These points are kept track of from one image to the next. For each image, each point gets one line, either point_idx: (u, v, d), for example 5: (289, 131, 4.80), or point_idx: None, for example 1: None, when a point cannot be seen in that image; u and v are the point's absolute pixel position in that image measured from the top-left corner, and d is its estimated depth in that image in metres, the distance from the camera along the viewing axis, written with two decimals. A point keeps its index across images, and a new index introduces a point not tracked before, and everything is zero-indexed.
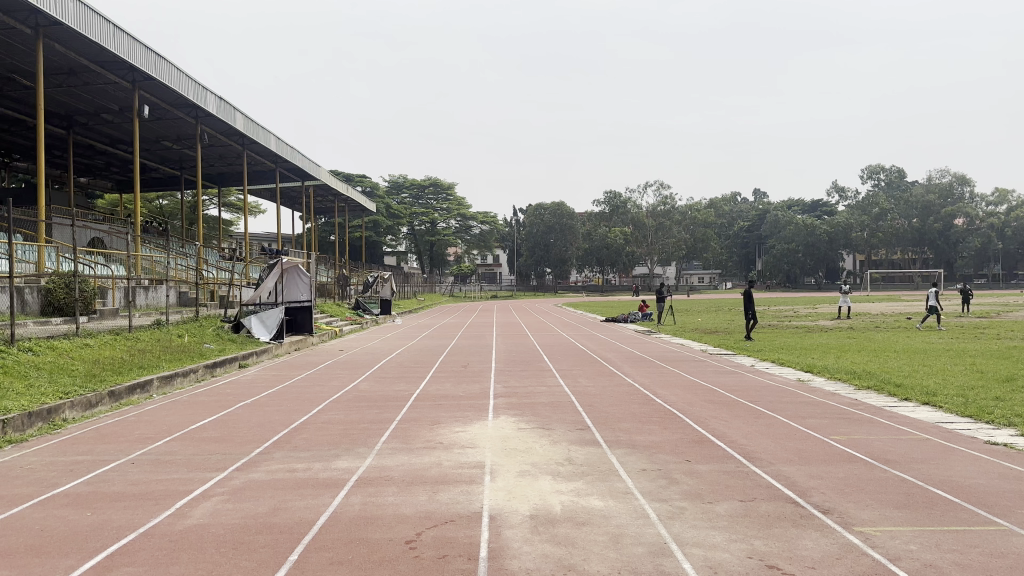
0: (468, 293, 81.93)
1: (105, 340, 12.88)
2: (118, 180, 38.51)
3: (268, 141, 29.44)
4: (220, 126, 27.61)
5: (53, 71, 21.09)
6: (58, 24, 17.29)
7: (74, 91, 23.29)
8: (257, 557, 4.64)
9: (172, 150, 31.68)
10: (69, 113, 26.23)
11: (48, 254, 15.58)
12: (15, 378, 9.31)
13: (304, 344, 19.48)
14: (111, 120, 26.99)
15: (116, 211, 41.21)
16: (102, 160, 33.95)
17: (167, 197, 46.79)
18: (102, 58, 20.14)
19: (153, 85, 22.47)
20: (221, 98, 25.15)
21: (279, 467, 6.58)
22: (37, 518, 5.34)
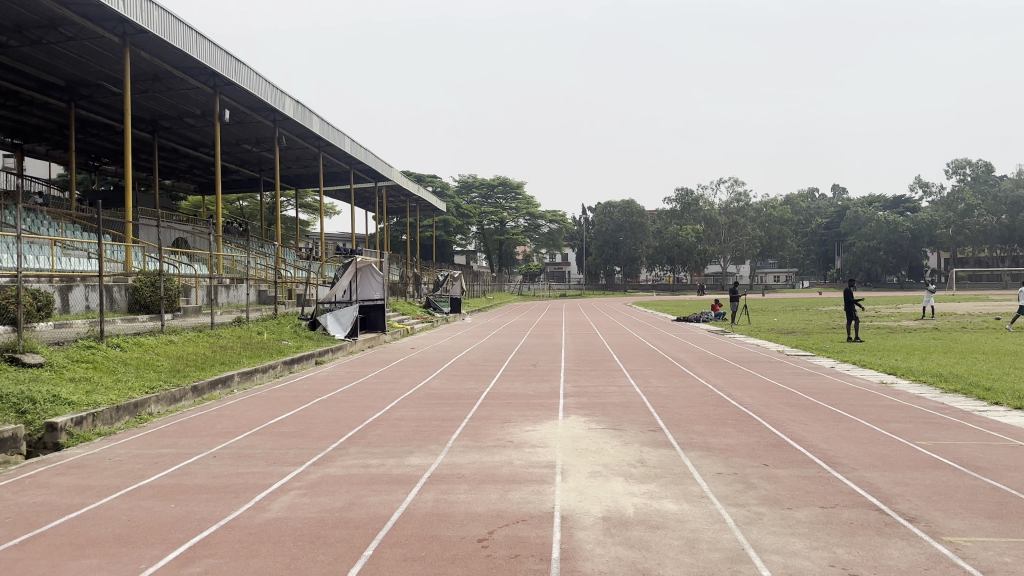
0: (537, 291, 81.84)
1: (188, 336, 13.36)
2: (201, 181, 40.01)
3: (342, 143, 30.07)
4: (296, 129, 28.35)
5: (140, 77, 22.02)
6: (144, 32, 18.06)
7: (160, 97, 24.25)
8: (332, 551, 4.71)
9: (251, 153, 32.68)
10: (154, 118, 27.33)
11: (136, 253, 16.24)
12: (104, 373, 9.75)
13: (378, 342, 19.82)
14: (194, 125, 28.06)
15: (200, 212, 42.78)
16: (185, 163, 35.31)
17: (248, 199, 48.32)
18: (185, 64, 20.93)
19: (234, 90, 23.24)
20: (298, 102, 25.80)
21: (353, 462, 6.69)
22: (124, 508, 5.56)
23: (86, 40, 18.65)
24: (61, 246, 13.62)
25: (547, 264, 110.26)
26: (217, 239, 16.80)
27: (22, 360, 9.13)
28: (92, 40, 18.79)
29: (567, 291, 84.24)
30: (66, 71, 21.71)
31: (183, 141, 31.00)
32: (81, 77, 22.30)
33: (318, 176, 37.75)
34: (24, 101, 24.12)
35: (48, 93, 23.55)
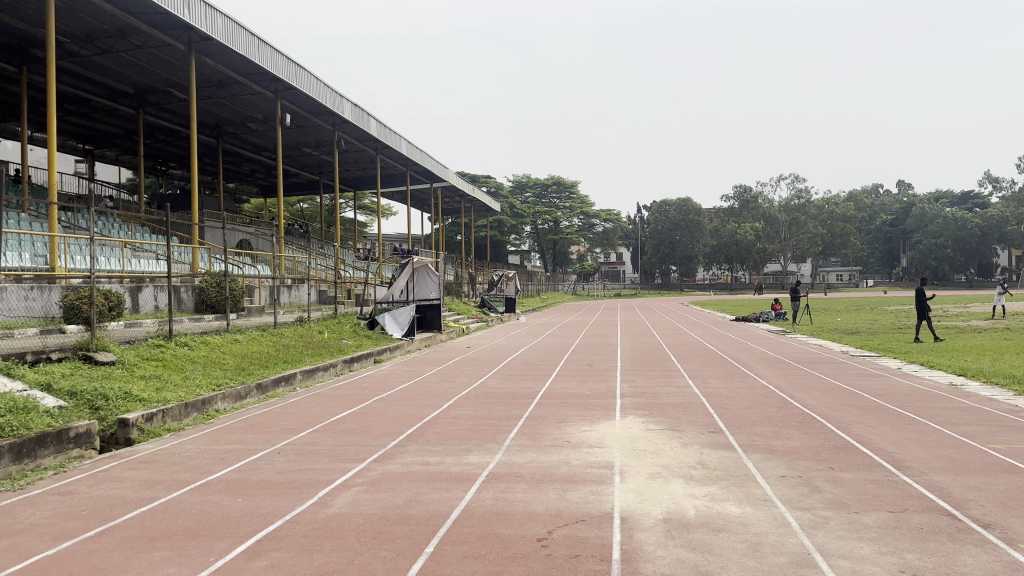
0: (592, 290, 81.44)
1: (252, 335, 13.67)
2: (263, 184, 41.04)
3: (399, 145, 30.44)
4: (355, 132, 28.82)
5: (205, 83, 22.70)
6: (208, 39, 18.60)
7: (223, 102, 24.94)
8: (395, 548, 4.77)
9: (311, 156, 33.35)
10: (219, 123, 28.12)
11: (201, 255, 16.72)
12: (173, 371, 10.06)
13: (434, 341, 20.02)
14: (256, 129, 28.77)
15: (261, 214, 43.83)
16: (248, 167, 36.25)
17: (307, 201, 49.31)
18: (247, 70, 21.48)
19: (295, 95, 23.77)
20: (356, 105, 26.20)
21: (413, 460, 6.76)
22: (193, 502, 5.73)
23: (153, 48, 19.29)
24: (132, 248, 14.13)
25: (602, 264, 109.76)
26: (279, 241, 17.17)
27: (96, 357, 9.50)
28: (159, 48, 19.42)
29: (623, 291, 83.64)
30: (135, 79, 22.49)
31: (245, 146, 31.83)
32: (148, 84, 23.08)
33: (374, 177, 38.27)
34: (95, 109, 25.09)
35: (118, 100, 24.45)
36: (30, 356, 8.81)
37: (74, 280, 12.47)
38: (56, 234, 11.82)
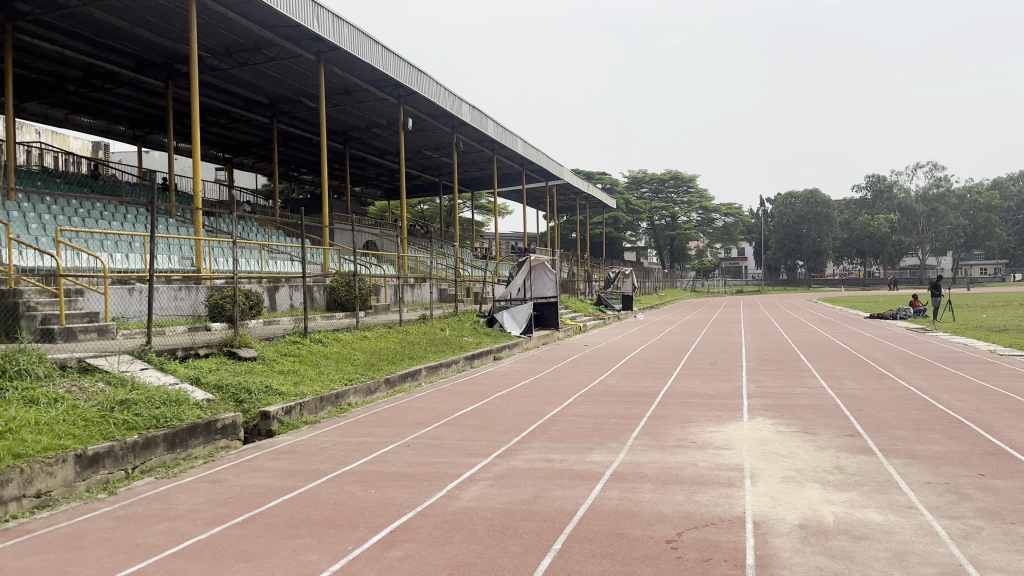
0: (711, 287, 79.35)
1: (380, 331, 14.15)
2: (386, 187, 42.54)
3: (515, 144, 30.72)
4: (473, 134, 29.34)
5: (333, 91, 23.72)
6: (336, 49, 19.44)
7: (349, 109, 26.00)
8: (523, 543, 4.82)
9: (431, 158, 34.23)
10: (346, 129, 29.35)
11: (332, 256, 17.51)
12: (308, 366, 10.58)
13: (552, 338, 20.12)
14: (380, 134, 29.82)
15: (383, 216, 45.37)
16: (372, 170, 37.66)
17: (427, 202, 50.62)
18: (372, 77, 22.29)
19: (416, 99, 24.47)
20: (474, 107, 26.68)
21: (536, 457, 6.81)
22: (330, 492, 6.01)
23: (286, 60, 20.34)
24: (269, 250, 15.01)
25: (721, 260, 106.89)
26: (403, 242, 17.72)
27: (239, 353, 10.11)
28: (291, 59, 20.46)
29: (744, 288, 81.04)
30: (269, 90, 23.79)
31: (370, 150, 33.05)
32: (281, 94, 24.37)
33: (491, 177, 38.83)
34: (233, 119, 26.73)
35: (254, 111, 25.94)
36: (181, 352, 9.48)
37: (220, 280, 13.33)
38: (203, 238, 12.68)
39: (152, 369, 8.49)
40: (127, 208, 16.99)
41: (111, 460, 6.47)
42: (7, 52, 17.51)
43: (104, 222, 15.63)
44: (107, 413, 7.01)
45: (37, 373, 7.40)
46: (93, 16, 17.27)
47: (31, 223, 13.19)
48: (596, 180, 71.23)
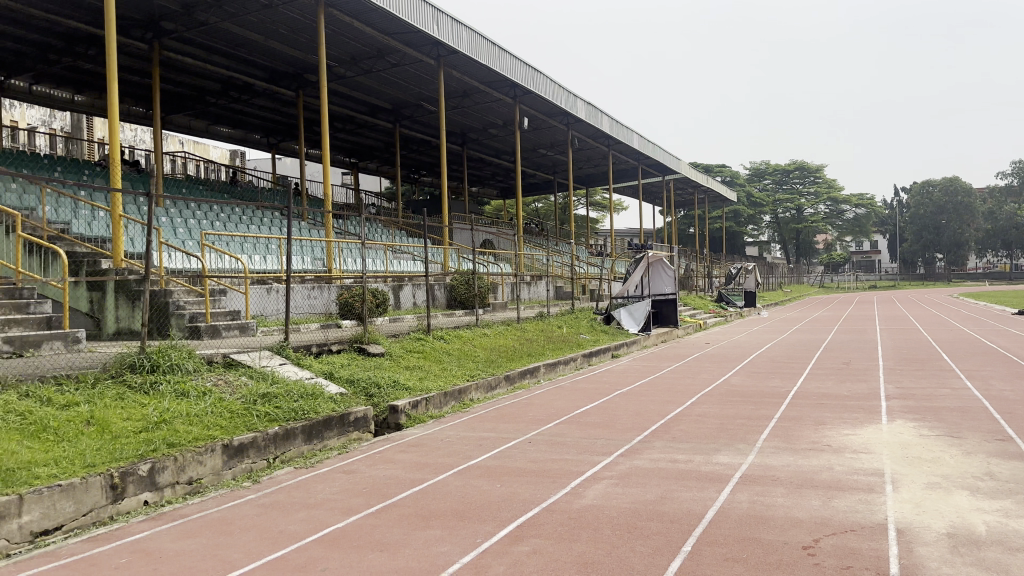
0: (839, 281, 75.66)
1: (499, 328, 14.33)
2: (501, 186, 43.14)
3: (630, 139, 30.40)
4: (589, 130, 29.27)
5: (452, 94, 24.26)
6: (455, 52, 19.86)
7: (467, 111, 26.52)
8: (651, 543, 4.74)
9: (547, 157, 34.41)
10: (464, 131, 29.95)
11: (453, 255, 17.91)
12: (432, 362, 10.86)
13: (672, 336, 19.78)
14: (496, 135, 30.24)
15: (498, 214, 45.97)
16: (488, 170, 38.28)
17: (542, 200, 50.92)
18: (489, 78, 22.62)
19: (532, 98, 24.65)
20: (590, 103, 26.61)
21: (661, 456, 6.69)
22: (457, 486, 6.13)
23: (407, 65, 20.95)
24: (393, 250, 15.55)
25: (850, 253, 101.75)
26: (521, 241, 17.91)
27: (368, 349, 10.48)
28: (412, 65, 21.05)
29: (875, 283, 76.76)
30: (391, 95, 24.58)
31: (486, 150, 33.57)
32: (403, 99, 25.13)
33: (606, 173, 38.61)
34: (358, 125, 27.83)
35: (378, 116, 26.90)
36: (315, 347, 9.92)
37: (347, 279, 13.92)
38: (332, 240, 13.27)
39: (289, 364, 8.98)
40: (264, 213, 18.04)
41: (254, 450, 6.96)
42: (156, 69, 18.90)
43: (244, 226, 16.64)
44: (251, 405, 7.53)
45: (187, 367, 8.05)
46: (232, 32, 18.37)
47: (179, 228, 14.16)
48: (715, 173, 70.07)
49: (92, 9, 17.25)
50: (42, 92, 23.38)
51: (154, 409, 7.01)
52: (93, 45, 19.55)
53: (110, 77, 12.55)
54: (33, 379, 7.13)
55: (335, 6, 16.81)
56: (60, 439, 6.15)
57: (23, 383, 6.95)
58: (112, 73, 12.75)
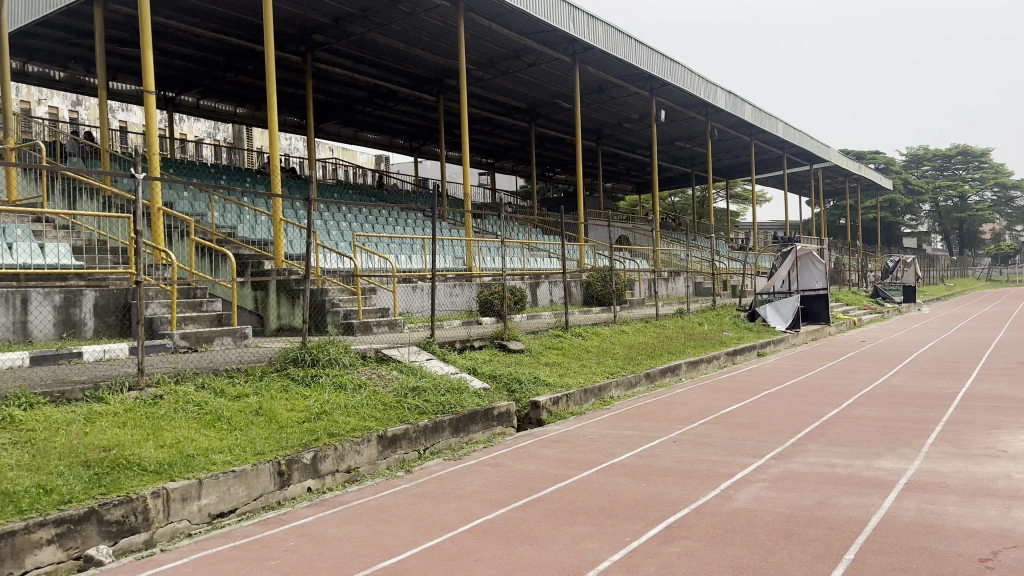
0: (1009, 275, 69.30)
1: (638, 326, 14.15)
2: (636, 181, 42.65)
3: (774, 127, 29.26)
4: (730, 120, 28.45)
5: (588, 90, 24.25)
6: (591, 48, 19.84)
7: (603, 106, 26.42)
8: (810, 550, 4.52)
9: (685, 149, 33.72)
10: (600, 127, 29.87)
11: (590, 252, 17.91)
12: (571, 358, 10.87)
13: (822, 334, 18.87)
14: (632, 129, 29.90)
15: (633, 210, 45.50)
16: (624, 165, 38.02)
17: (678, 194, 49.95)
18: (626, 72, 22.44)
19: (670, 90, 24.23)
20: (730, 92, 25.86)
21: (817, 460, 6.37)
22: (604, 483, 6.10)
23: (544, 64, 21.10)
24: (530, 248, 15.80)
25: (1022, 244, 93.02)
26: (661, 236, 17.66)
27: (508, 346, 10.65)
28: (548, 63, 21.18)
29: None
30: (528, 95, 24.84)
31: (620, 145, 33.33)
32: (539, 98, 25.33)
33: (748, 164, 37.28)
34: (495, 125, 28.35)
35: (514, 116, 27.29)
36: (459, 344, 10.20)
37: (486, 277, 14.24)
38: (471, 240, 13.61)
39: (436, 360, 9.32)
40: (408, 215, 18.80)
41: (406, 442, 7.33)
42: (308, 80, 20.05)
43: (390, 227, 17.40)
44: (402, 398, 7.95)
45: (343, 362, 8.58)
46: (377, 41, 19.18)
47: (332, 230, 14.99)
48: (868, 161, 66.26)
49: (252, 27, 18.54)
50: (209, 106, 25.42)
51: (314, 401, 7.58)
52: (253, 61, 21.01)
53: (272, 92, 13.49)
54: (210, 371, 7.96)
55: (475, 10, 17.23)
56: (233, 428, 6.79)
57: (201, 375, 7.82)
58: (272, 88, 13.68)
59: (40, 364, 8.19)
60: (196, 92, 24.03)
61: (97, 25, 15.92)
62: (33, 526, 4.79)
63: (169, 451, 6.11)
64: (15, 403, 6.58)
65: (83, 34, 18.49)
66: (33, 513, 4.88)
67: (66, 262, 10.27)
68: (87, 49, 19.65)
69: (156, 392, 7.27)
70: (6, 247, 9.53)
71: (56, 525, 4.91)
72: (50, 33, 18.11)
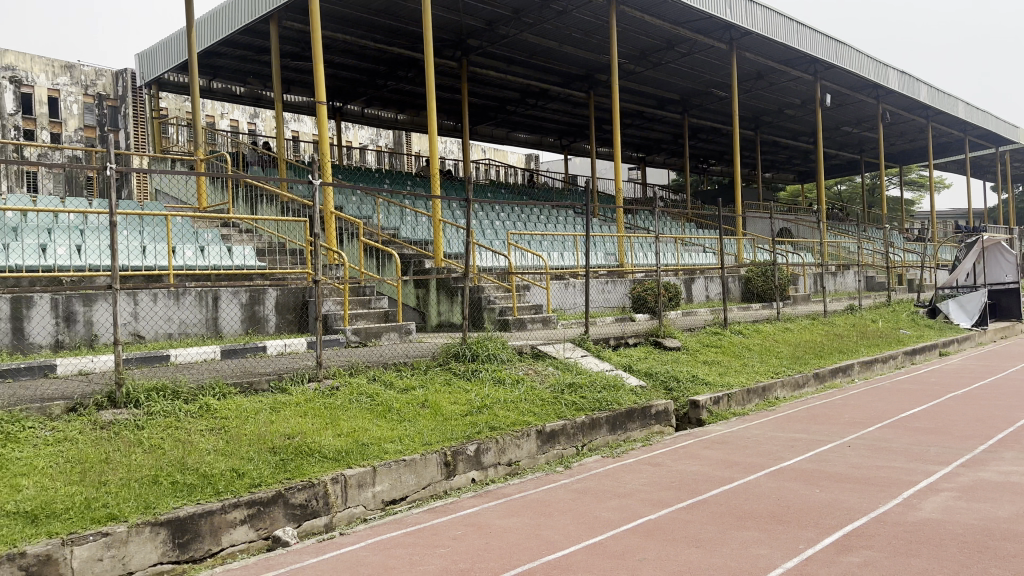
0: None
1: (804, 323, 13.48)
2: (797, 170, 40.65)
3: (954, 107, 26.95)
4: (902, 102, 26.50)
5: (745, 78, 23.41)
6: (749, 34, 19.13)
7: (761, 94, 25.41)
8: (1010, 567, 4.12)
9: (851, 135, 31.77)
10: (757, 115, 28.74)
11: (749, 247, 17.32)
12: (732, 357, 10.53)
13: (1015, 332, 17.19)
14: (794, 116, 28.55)
15: (793, 201, 43.43)
16: (783, 154, 36.38)
17: (843, 183, 47.15)
18: (786, 57, 21.45)
19: (834, 73, 22.91)
20: (903, 72, 24.08)
21: (1015, 470, 5.79)
22: (771, 487, 5.86)
23: (698, 53, 20.57)
24: (683, 244, 15.55)
25: None
26: (827, 228, 16.76)
27: (664, 343, 10.48)
28: (702, 53, 20.63)
29: None
30: (682, 86, 24.32)
31: (779, 133, 31.90)
32: (693, 88, 24.71)
33: (923, 148, 34.54)
34: (647, 119, 27.96)
35: (667, 108, 26.82)
36: (614, 340, 10.18)
37: (639, 274, 14.12)
38: (626, 236, 13.55)
39: (591, 356, 9.32)
40: (559, 212, 18.97)
41: (564, 437, 7.43)
42: (463, 83, 20.65)
43: (543, 225, 17.66)
44: (560, 394, 8.06)
45: (502, 357, 8.81)
46: (530, 41, 19.46)
47: (487, 229, 15.40)
48: None
49: (411, 36, 19.32)
50: (373, 114, 26.76)
51: (476, 395, 7.85)
52: (411, 67, 21.89)
53: (430, 97, 14.04)
54: (380, 365, 8.45)
55: (628, 3, 17.10)
56: (402, 419, 7.15)
57: (372, 369, 8.30)
58: (430, 92, 14.22)
59: (230, 357, 9.00)
60: (359, 101, 25.39)
61: (274, 42, 17.18)
62: (228, 507, 5.25)
63: (345, 440, 6.50)
64: (212, 392, 7.26)
65: (260, 52, 20.03)
66: (228, 495, 5.35)
67: (251, 262, 11.46)
68: (264, 65, 21.32)
69: (332, 383, 7.81)
70: (199, 251, 10.86)
71: (248, 506, 5.35)
72: (233, 51, 19.76)
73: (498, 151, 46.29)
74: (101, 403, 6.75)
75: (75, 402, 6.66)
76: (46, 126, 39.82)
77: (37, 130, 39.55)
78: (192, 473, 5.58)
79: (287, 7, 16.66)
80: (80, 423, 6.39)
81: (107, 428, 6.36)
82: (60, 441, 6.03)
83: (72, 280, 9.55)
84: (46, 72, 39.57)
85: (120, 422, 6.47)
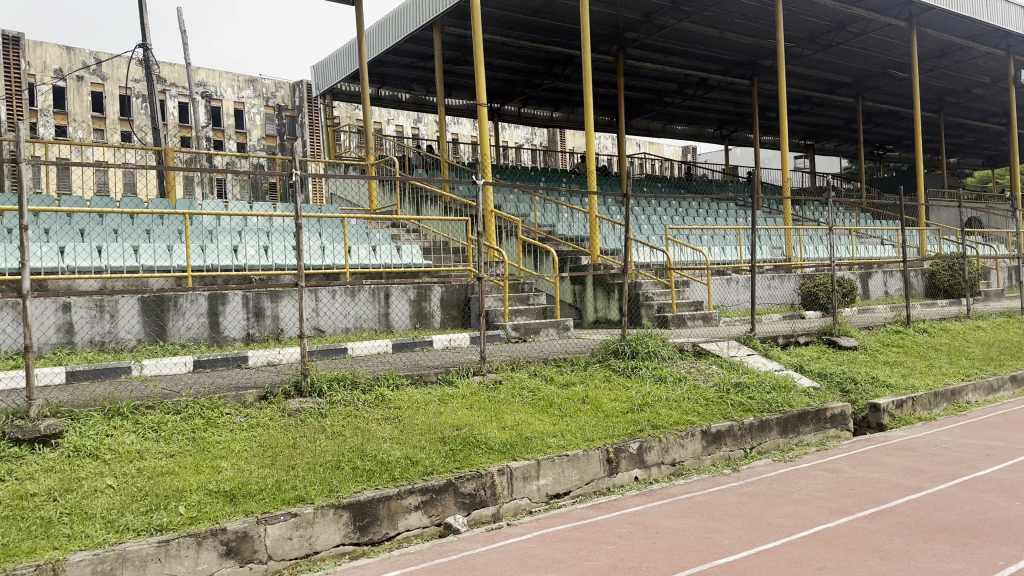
0: None
1: (999, 321, 12.26)
2: (987, 154, 37.05)
3: None
4: None
5: (925, 56, 21.63)
6: (932, 9, 17.65)
7: (944, 73, 23.38)
8: None
9: None
10: (940, 96, 26.46)
11: (931, 239, 16.04)
12: (914, 357, 9.77)
13: None
14: (984, 96, 26.12)
15: (982, 188, 39.63)
16: (971, 137, 33.31)
17: None
18: (974, 31, 19.59)
19: None
20: None
21: None
22: (965, 498, 5.38)
23: (872, 33, 19.23)
24: (856, 236, 14.69)
25: None
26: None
27: (838, 342, 9.93)
28: (876, 32, 19.27)
29: None
30: (853, 68, 22.85)
31: (965, 114, 29.21)
32: (868, 70, 23.17)
33: None
34: (814, 105, 26.53)
35: (836, 93, 25.30)
36: (782, 339, 9.78)
37: (808, 269, 13.45)
38: (793, 229, 12.94)
39: (757, 356, 8.98)
40: (718, 206, 18.45)
41: (731, 439, 7.19)
42: (620, 78, 20.52)
43: (703, 219, 17.22)
44: (725, 394, 7.82)
45: (663, 355, 8.65)
46: (688, 31, 19.00)
47: (645, 225, 15.26)
48: None
49: (568, 33, 19.37)
50: (530, 113, 27.21)
51: (637, 393, 7.77)
52: (568, 64, 21.99)
53: (588, 92, 14.05)
54: (541, 360, 8.58)
55: None
56: (565, 414, 7.21)
57: (533, 364, 8.45)
58: (587, 87, 14.23)
59: (400, 351, 9.46)
60: (516, 101, 25.83)
61: (437, 48, 17.82)
62: (403, 493, 5.52)
63: (510, 433, 6.64)
64: (385, 383, 7.67)
65: (423, 58, 20.86)
66: (404, 482, 5.62)
67: (418, 260, 12.02)
68: (426, 71, 22.21)
69: (496, 377, 8.03)
70: (372, 251, 11.60)
71: (422, 493, 5.60)
72: (398, 59, 20.72)
73: (654, 145, 45.55)
74: (288, 392, 7.31)
75: (267, 390, 7.27)
76: (233, 136, 43.55)
77: (225, 140, 43.30)
78: (370, 460, 5.91)
79: (450, 13, 17.21)
80: (270, 410, 6.95)
81: (294, 416, 6.87)
82: (254, 427, 6.59)
83: (260, 279, 10.36)
84: (233, 86, 43.28)
85: (305, 410, 6.97)
